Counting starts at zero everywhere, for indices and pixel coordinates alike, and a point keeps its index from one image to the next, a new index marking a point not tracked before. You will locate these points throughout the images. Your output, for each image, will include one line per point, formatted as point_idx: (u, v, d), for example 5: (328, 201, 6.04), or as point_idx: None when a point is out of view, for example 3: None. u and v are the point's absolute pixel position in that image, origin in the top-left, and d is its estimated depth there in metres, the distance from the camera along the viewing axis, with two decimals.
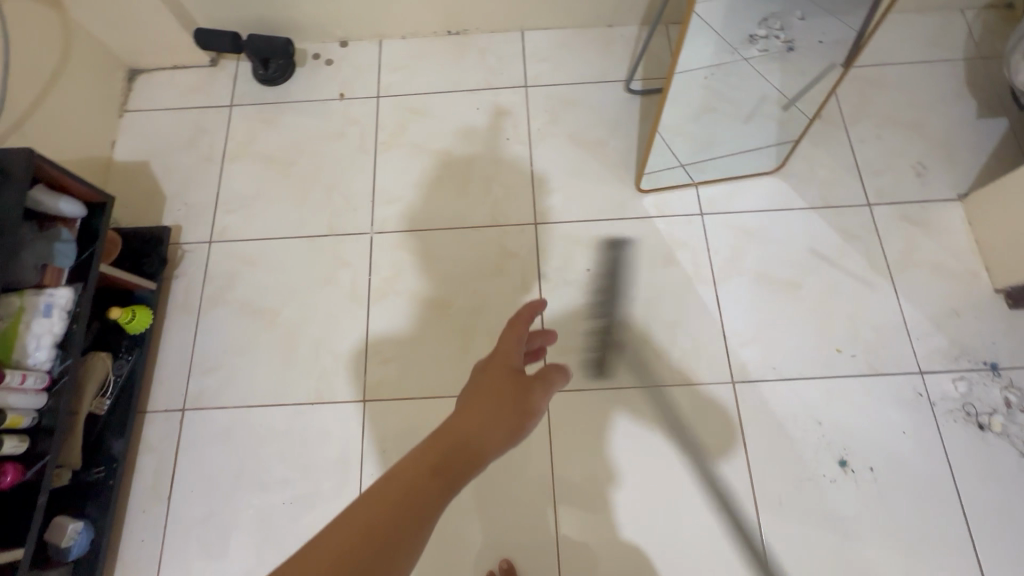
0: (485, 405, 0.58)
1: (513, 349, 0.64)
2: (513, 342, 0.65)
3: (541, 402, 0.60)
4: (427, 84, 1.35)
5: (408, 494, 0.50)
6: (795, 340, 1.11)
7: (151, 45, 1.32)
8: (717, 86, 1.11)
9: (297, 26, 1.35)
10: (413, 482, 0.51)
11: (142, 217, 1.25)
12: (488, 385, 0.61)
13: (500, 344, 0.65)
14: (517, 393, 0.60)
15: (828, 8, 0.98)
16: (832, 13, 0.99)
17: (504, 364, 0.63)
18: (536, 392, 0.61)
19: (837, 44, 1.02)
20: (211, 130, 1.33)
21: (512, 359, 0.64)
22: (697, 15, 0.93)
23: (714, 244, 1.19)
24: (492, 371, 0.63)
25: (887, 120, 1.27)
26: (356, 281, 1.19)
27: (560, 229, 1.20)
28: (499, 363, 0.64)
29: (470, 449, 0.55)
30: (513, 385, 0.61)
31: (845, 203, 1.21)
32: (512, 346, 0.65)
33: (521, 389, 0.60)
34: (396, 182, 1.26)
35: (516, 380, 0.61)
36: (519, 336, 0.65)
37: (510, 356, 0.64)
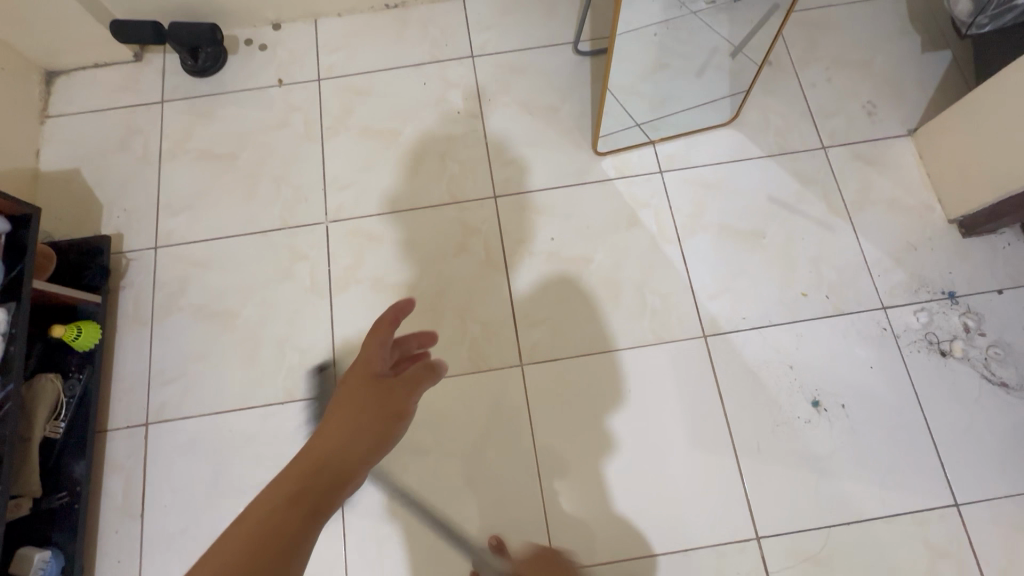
0: (346, 420, 0.62)
1: (374, 358, 0.69)
2: (375, 351, 0.69)
3: (404, 404, 0.66)
4: (369, 62, 1.30)
5: (271, 527, 0.51)
6: (761, 289, 1.12)
7: (65, 44, 1.23)
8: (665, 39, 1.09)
9: (223, 10, 1.27)
10: (275, 512, 0.52)
11: (80, 227, 1.18)
12: (351, 398, 0.65)
13: (361, 354, 0.70)
14: (378, 401, 0.65)
15: None
16: None
17: (366, 374, 0.68)
18: (398, 395, 0.67)
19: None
20: (144, 129, 1.25)
21: (374, 367, 0.68)
22: None
23: (676, 201, 1.18)
24: (356, 380, 0.67)
25: (835, 62, 1.28)
26: (315, 274, 1.14)
27: (520, 200, 1.18)
28: (361, 373, 0.68)
29: (331, 467, 0.58)
30: (375, 394, 0.66)
31: (801, 148, 1.21)
32: (374, 353, 0.69)
33: (384, 395, 0.66)
34: (347, 167, 1.21)
35: (377, 389, 0.66)
36: (380, 344, 0.69)
37: (371, 364, 0.69)
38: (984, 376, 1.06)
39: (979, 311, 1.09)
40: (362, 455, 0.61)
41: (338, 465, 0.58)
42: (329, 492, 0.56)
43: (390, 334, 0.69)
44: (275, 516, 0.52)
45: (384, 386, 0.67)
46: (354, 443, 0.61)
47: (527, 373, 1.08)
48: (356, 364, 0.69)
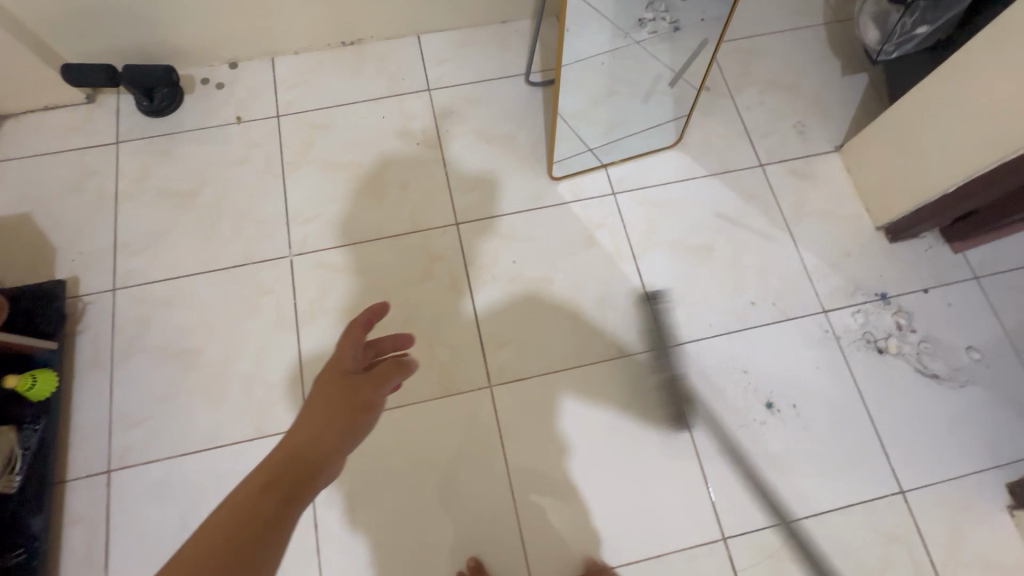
0: (318, 413, 0.64)
1: (345, 358, 0.69)
2: (346, 351, 0.70)
3: (373, 397, 0.66)
4: (328, 97, 1.33)
5: (241, 515, 0.53)
6: (713, 300, 1.19)
7: (13, 88, 1.22)
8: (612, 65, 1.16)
9: (178, 50, 1.28)
10: (246, 503, 0.55)
11: (32, 273, 1.15)
12: (322, 394, 0.66)
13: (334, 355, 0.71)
14: (348, 395, 0.66)
15: None
16: None
17: (337, 372, 0.69)
18: (368, 390, 0.67)
19: (716, 20, 1.10)
20: (98, 170, 1.24)
21: (346, 366, 0.69)
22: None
23: (629, 221, 1.24)
24: (329, 378, 0.68)
25: (767, 86, 1.38)
26: (281, 308, 1.15)
27: (481, 225, 1.22)
28: (333, 372, 0.69)
29: (309, 450, 0.61)
30: (344, 390, 0.66)
31: (741, 166, 1.30)
32: (346, 351, 0.70)
33: (352, 389, 0.66)
34: (310, 200, 1.23)
35: (347, 384, 0.67)
36: (351, 345, 0.70)
37: (343, 361, 0.69)
38: (918, 369, 1.15)
39: (909, 310, 1.19)
40: (335, 443, 0.63)
41: (315, 448, 0.61)
42: (306, 475, 0.59)
43: (360, 334, 0.70)
44: (256, 495, 0.56)
45: (355, 381, 0.68)
46: (328, 432, 0.63)
47: (497, 393, 1.11)
48: (331, 365, 0.70)
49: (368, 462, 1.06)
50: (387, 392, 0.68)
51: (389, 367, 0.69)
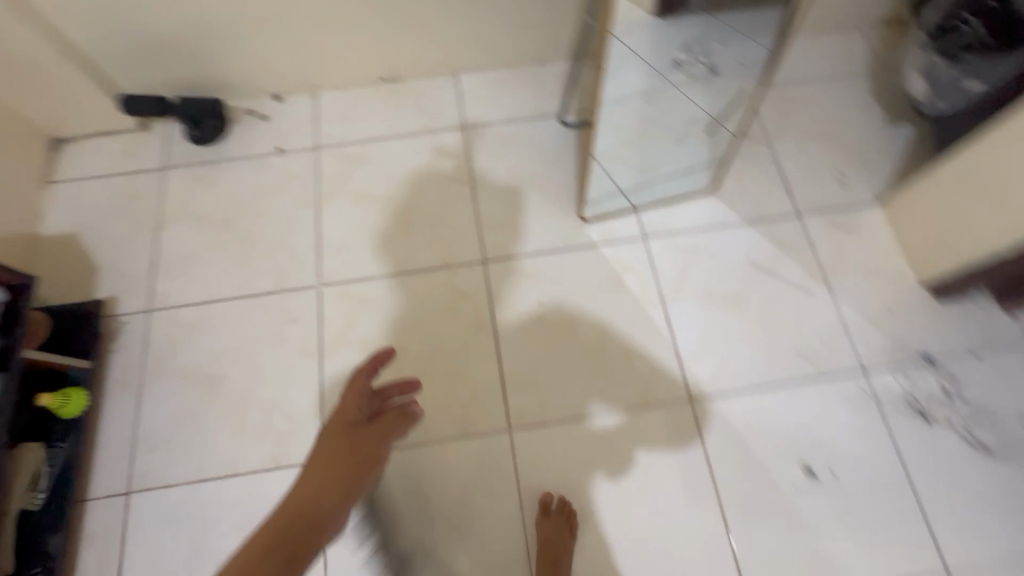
0: (322, 467, 0.70)
1: (349, 410, 0.76)
2: (349, 404, 0.76)
3: (373, 450, 0.72)
4: (365, 131, 1.36)
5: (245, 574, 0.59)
6: (745, 352, 1.14)
7: (73, 115, 1.29)
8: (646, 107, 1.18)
9: (227, 83, 1.34)
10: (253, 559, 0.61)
11: (73, 291, 1.20)
12: (327, 447, 0.72)
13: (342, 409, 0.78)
14: (349, 449, 0.72)
15: (744, 32, 1.05)
16: (749, 37, 1.05)
17: (342, 423, 0.75)
18: (368, 444, 0.73)
19: (755, 64, 1.09)
20: (144, 194, 1.29)
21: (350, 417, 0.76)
22: (617, 40, 0.99)
23: (659, 266, 1.22)
24: (334, 430, 0.75)
25: (806, 134, 1.35)
26: (306, 337, 1.16)
27: (508, 264, 1.21)
28: (339, 423, 0.76)
29: (312, 505, 0.67)
30: (346, 442, 0.73)
31: (777, 214, 1.27)
32: (350, 404, 0.76)
33: (354, 441, 0.73)
34: (342, 231, 1.25)
35: (350, 437, 0.73)
36: (354, 396, 0.77)
37: (347, 413, 0.76)
38: (967, 440, 1.07)
39: (956, 374, 1.12)
40: (336, 496, 0.68)
41: (317, 503, 0.67)
42: (309, 530, 0.65)
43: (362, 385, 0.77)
44: (259, 552, 0.62)
45: (357, 433, 0.74)
46: (330, 485, 0.69)
47: (516, 438, 1.08)
48: (338, 416, 0.77)
49: (381, 501, 1.04)
50: (387, 444, 0.73)
51: (391, 419, 0.75)
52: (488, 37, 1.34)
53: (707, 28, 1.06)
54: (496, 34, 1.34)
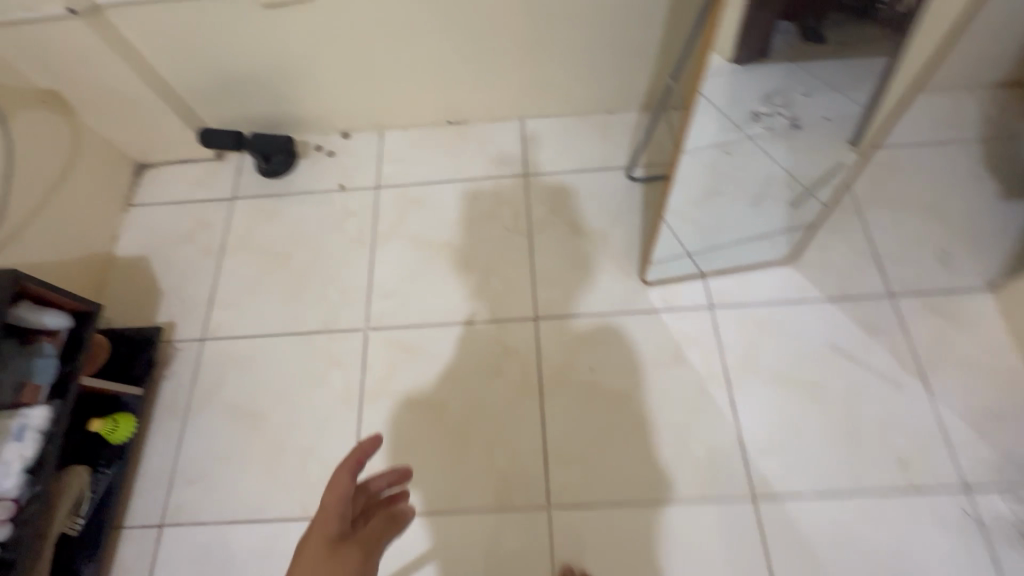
0: None
1: (330, 520, 0.61)
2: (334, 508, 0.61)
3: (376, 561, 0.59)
4: (426, 173, 1.35)
5: None
6: (820, 449, 1.01)
7: (157, 144, 1.36)
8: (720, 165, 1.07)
9: (299, 119, 1.37)
10: None
11: (137, 313, 1.24)
12: None
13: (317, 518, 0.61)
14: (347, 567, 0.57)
15: (831, 83, 0.97)
16: (837, 89, 0.97)
17: (325, 539, 0.59)
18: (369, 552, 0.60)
19: (844, 119, 1.01)
20: (212, 223, 1.34)
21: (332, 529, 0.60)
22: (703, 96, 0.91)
23: (726, 340, 1.12)
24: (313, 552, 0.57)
25: (902, 205, 1.23)
26: (348, 382, 1.13)
27: (561, 324, 1.15)
28: (317, 541, 0.59)
29: None
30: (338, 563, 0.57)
31: (865, 293, 1.14)
32: (335, 508, 0.61)
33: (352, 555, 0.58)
34: (394, 275, 1.23)
35: (342, 554, 0.58)
36: (339, 496, 0.62)
37: (330, 523, 0.60)
38: None
39: None
40: None
41: None
42: None
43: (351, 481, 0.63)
44: None
45: (350, 546, 0.59)
46: None
47: (554, 518, 1.00)
48: (310, 532, 0.60)
49: (407, 570, 0.99)
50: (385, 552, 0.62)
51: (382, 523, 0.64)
52: (558, 85, 1.31)
53: (790, 79, 0.97)
54: (566, 82, 1.31)
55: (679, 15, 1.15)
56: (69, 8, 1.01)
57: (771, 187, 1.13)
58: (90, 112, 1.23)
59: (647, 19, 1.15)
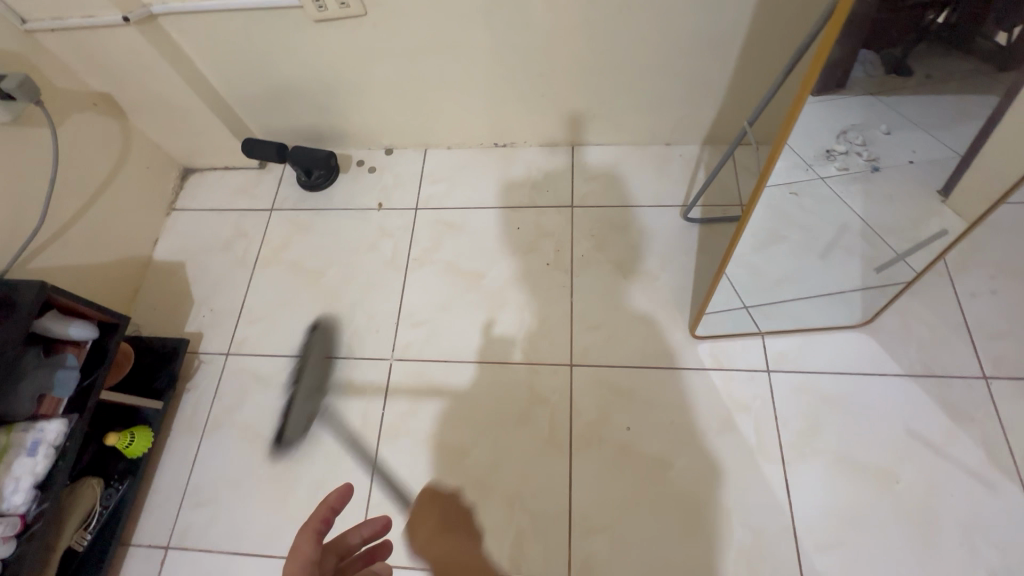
0: None
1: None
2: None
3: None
4: (468, 197, 1.29)
5: None
6: (889, 552, 0.88)
7: (204, 149, 1.35)
8: (792, 208, 0.89)
9: (343, 133, 1.34)
10: None
11: (168, 320, 1.23)
12: None
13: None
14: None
15: (917, 122, 0.84)
16: (923, 129, 0.85)
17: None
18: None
19: (931, 163, 0.88)
20: (249, 234, 1.32)
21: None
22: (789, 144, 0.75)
23: (784, 411, 0.99)
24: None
25: (1002, 272, 1.08)
26: (368, 415, 1.08)
27: (598, 374, 1.06)
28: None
29: None
30: None
31: (953, 371, 0.99)
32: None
33: None
34: (425, 303, 1.17)
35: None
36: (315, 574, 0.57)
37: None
38: None
39: None
40: None
41: None
42: None
43: (317, 548, 0.51)
44: None
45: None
46: None
47: None
48: None
49: None
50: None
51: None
52: (614, 113, 1.22)
53: (871, 114, 0.83)
54: (624, 111, 1.22)
55: (756, 47, 1.04)
56: (122, 16, 0.98)
57: (843, 236, 0.98)
58: (142, 116, 1.24)
59: (720, 49, 1.05)
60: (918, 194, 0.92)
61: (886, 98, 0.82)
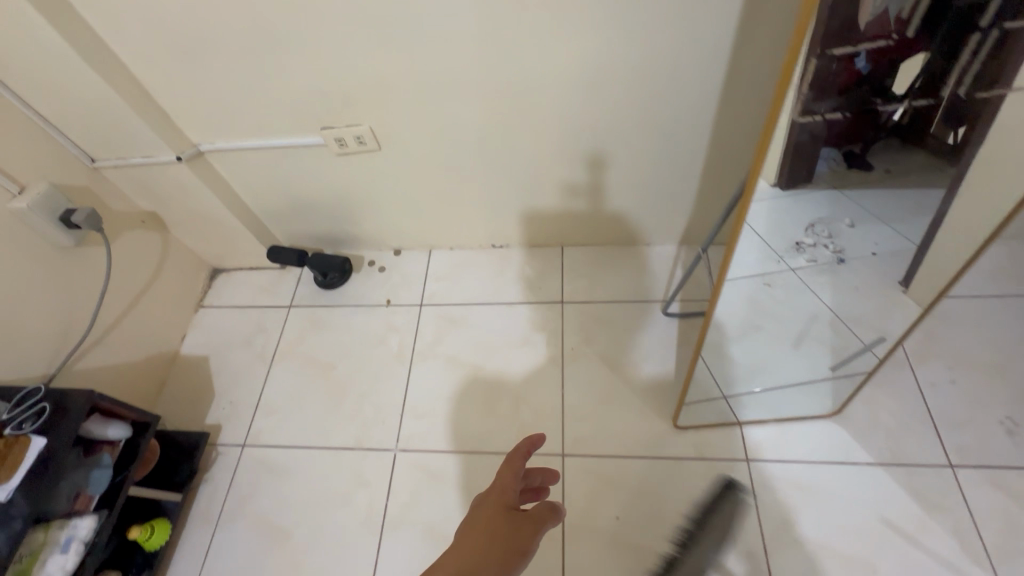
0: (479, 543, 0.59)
1: (508, 488, 0.65)
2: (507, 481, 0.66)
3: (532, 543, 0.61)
4: (468, 294, 1.42)
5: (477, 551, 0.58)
6: None
7: (233, 253, 1.51)
8: (765, 301, 1.01)
9: (357, 238, 1.50)
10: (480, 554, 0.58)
11: (190, 413, 1.33)
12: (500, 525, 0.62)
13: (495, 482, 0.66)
14: (511, 528, 0.61)
15: (879, 218, 0.98)
16: (886, 223, 0.99)
17: (500, 504, 0.64)
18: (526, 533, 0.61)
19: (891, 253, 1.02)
20: (268, 329, 1.44)
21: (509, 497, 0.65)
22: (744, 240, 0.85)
23: (763, 500, 1.05)
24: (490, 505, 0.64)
25: (959, 362, 1.17)
26: (372, 505, 1.15)
27: (588, 465, 1.13)
28: (495, 502, 0.65)
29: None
30: (509, 523, 0.62)
31: (920, 460, 1.06)
32: (507, 483, 0.66)
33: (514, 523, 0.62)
34: (428, 395, 1.27)
35: (509, 520, 0.62)
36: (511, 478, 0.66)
37: (506, 493, 0.65)
38: None
39: None
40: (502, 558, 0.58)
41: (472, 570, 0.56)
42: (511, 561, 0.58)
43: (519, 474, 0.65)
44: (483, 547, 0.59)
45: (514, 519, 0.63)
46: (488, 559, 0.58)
47: None
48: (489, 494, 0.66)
49: None
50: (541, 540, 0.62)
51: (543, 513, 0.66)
52: (599, 219, 1.38)
53: (837, 210, 0.96)
54: (606, 218, 1.37)
55: (715, 169, 1.21)
56: (176, 155, 1.16)
57: (815, 325, 1.09)
58: (181, 228, 1.41)
59: (685, 171, 1.22)
60: (885, 286, 1.05)
61: (852, 194, 0.95)
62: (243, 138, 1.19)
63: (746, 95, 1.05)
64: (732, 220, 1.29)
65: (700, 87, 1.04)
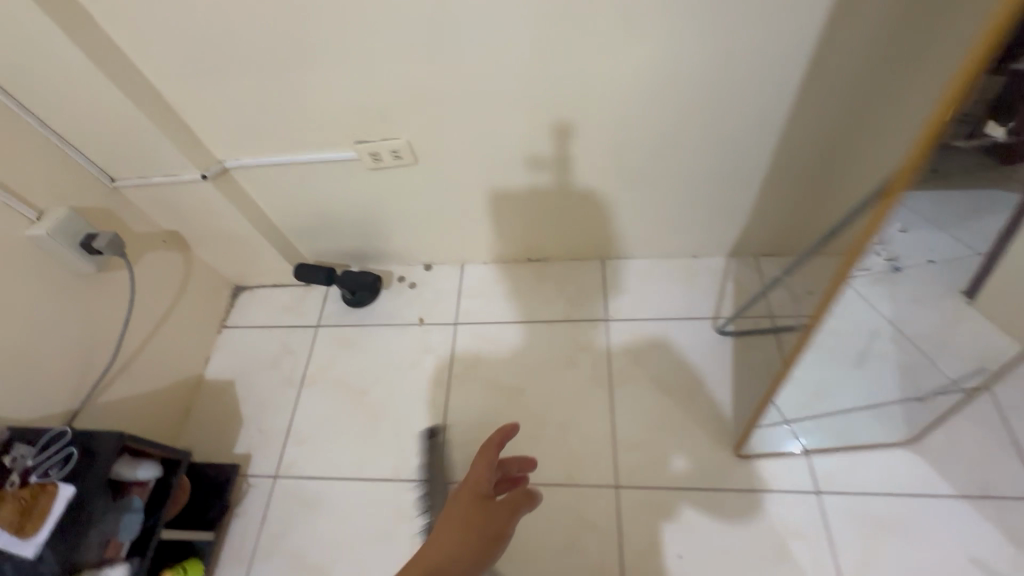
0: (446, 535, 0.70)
1: (481, 479, 0.79)
2: (482, 472, 0.79)
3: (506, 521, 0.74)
4: (505, 311, 1.34)
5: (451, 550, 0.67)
6: None
7: (256, 271, 1.44)
8: (853, 309, 0.82)
9: (386, 253, 1.43)
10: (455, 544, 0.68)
11: (217, 442, 1.26)
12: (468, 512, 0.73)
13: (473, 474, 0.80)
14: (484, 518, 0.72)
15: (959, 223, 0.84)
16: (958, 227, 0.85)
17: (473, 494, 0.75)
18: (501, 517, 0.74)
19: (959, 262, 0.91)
20: (295, 351, 1.37)
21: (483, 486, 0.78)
22: (872, 239, 0.66)
23: (839, 538, 0.98)
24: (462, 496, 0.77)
25: None
26: (415, 542, 1.08)
27: (644, 498, 1.06)
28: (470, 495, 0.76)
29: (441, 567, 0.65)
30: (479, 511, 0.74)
31: (1009, 492, 0.98)
32: (481, 474, 0.79)
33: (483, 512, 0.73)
34: (469, 422, 1.20)
35: (482, 506, 0.75)
36: (485, 467, 0.79)
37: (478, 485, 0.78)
38: None
39: None
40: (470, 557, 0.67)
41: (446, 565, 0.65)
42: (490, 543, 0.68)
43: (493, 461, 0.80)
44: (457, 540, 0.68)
45: (488, 505, 0.75)
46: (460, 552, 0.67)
47: None
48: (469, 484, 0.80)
49: None
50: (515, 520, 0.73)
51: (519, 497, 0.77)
52: (644, 231, 1.30)
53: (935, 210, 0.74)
54: (652, 230, 1.29)
55: (777, 179, 1.12)
56: (201, 173, 1.10)
57: (888, 341, 0.94)
58: (203, 247, 1.34)
59: (743, 182, 1.14)
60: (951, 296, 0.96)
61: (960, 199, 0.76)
62: (270, 154, 1.12)
63: (819, 102, 0.96)
64: (793, 228, 1.23)
65: (769, 94, 0.96)
